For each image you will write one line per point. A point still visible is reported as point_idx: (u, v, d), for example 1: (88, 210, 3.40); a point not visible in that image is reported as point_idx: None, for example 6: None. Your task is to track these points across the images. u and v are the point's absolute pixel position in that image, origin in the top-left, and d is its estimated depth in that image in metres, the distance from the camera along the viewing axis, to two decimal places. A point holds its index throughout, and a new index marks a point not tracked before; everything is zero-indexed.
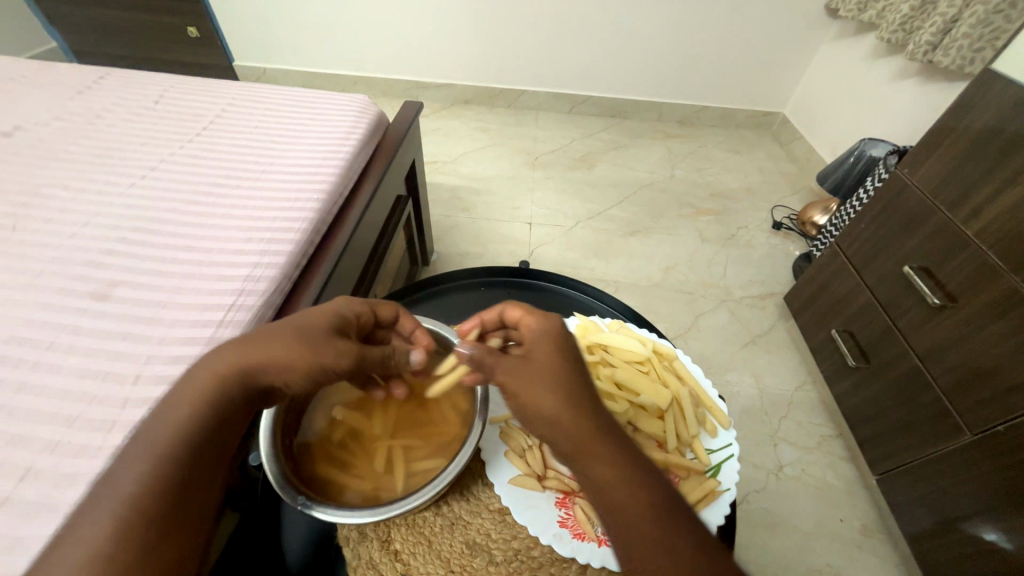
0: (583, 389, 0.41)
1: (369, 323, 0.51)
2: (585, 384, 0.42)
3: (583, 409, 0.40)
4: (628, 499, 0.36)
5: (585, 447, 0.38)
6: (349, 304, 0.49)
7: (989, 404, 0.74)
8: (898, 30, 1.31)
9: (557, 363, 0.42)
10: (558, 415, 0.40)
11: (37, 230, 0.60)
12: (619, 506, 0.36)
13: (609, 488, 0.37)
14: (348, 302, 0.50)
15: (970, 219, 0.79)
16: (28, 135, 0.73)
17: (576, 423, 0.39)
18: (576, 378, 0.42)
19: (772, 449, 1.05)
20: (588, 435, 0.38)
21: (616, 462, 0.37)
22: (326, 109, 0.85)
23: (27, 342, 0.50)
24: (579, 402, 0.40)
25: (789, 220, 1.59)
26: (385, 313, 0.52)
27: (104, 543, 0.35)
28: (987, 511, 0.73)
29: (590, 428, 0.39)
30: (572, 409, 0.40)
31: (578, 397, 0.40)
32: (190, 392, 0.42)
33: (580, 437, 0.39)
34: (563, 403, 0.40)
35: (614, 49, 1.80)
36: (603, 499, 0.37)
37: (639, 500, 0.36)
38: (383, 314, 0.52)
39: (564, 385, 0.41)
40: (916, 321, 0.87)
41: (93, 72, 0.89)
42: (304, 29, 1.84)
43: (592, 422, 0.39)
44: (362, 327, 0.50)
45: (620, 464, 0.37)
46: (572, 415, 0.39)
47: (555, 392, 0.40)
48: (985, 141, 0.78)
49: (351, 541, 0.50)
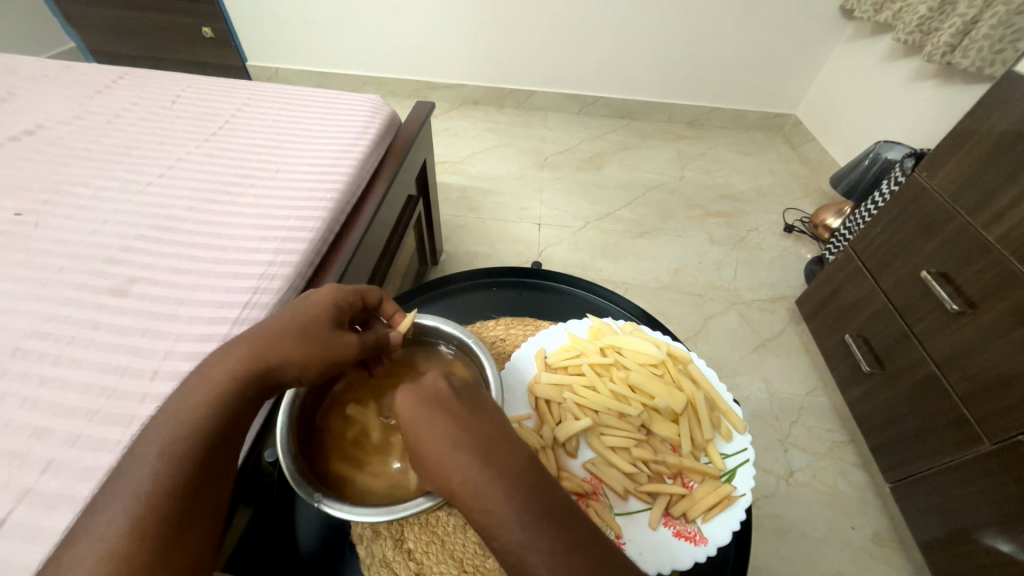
0: (464, 428, 0.37)
1: (359, 310, 0.51)
2: (466, 420, 0.38)
3: (460, 457, 0.36)
4: (517, 550, 0.34)
5: (466, 499, 0.36)
6: (342, 292, 0.48)
7: (1007, 413, 0.72)
8: (915, 31, 1.29)
9: (424, 408, 0.38)
10: (437, 466, 0.37)
11: (58, 227, 0.61)
12: (511, 558, 0.34)
13: (499, 541, 0.35)
14: (341, 289, 0.49)
15: (992, 224, 0.78)
16: (49, 133, 0.74)
17: (457, 473, 0.36)
18: (451, 420, 0.38)
19: (783, 454, 1.04)
20: (466, 488, 0.36)
21: (502, 513, 0.35)
22: (340, 109, 0.85)
23: (48, 336, 0.51)
24: (455, 448, 0.37)
25: (801, 223, 1.58)
26: (372, 301, 0.52)
27: (125, 540, 0.35)
28: (1003, 522, 0.72)
29: (470, 478, 0.36)
30: (451, 460, 0.36)
31: (455, 445, 0.37)
32: (202, 387, 0.41)
33: (461, 489, 0.36)
34: (439, 453, 0.37)
35: (625, 50, 1.80)
36: (497, 549, 0.35)
37: (528, 550, 0.34)
38: (370, 300, 0.52)
39: (439, 431, 0.37)
40: (934, 327, 0.86)
41: (112, 72, 0.90)
42: (317, 29, 1.85)
43: (468, 473, 0.36)
44: (352, 314, 0.50)
45: (502, 515, 0.35)
46: (449, 467, 0.36)
47: (433, 441, 0.37)
48: (1008, 145, 0.77)
49: (365, 539, 0.51)
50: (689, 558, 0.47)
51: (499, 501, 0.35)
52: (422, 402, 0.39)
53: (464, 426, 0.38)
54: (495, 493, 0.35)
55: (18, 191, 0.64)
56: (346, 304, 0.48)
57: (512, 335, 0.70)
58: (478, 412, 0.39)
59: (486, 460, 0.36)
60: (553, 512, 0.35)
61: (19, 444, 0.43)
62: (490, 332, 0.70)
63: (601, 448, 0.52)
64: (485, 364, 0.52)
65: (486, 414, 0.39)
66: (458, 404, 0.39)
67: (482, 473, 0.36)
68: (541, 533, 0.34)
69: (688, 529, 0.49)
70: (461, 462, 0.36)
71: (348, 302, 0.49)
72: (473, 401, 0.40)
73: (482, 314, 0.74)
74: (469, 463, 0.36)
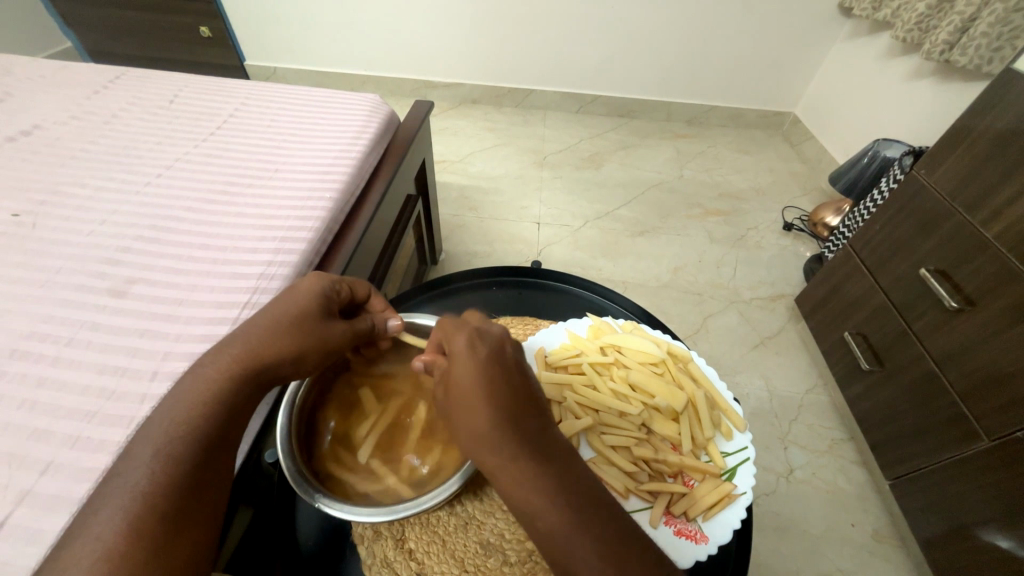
0: (514, 401, 0.39)
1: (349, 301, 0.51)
2: (511, 388, 0.39)
3: (502, 422, 0.37)
4: (548, 518, 0.35)
5: (502, 468, 0.37)
6: (334, 281, 0.49)
7: (1005, 410, 0.73)
8: (913, 29, 1.29)
9: (475, 371, 0.39)
10: (477, 432, 0.38)
11: (57, 227, 0.60)
12: (548, 528, 0.35)
13: (531, 513, 0.35)
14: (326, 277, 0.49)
15: (991, 221, 0.78)
16: (46, 134, 0.74)
17: (497, 438, 0.37)
18: (496, 387, 0.39)
19: (782, 451, 1.04)
20: (506, 455, 0.37)
21: (549, 487, 0.36)
22: (339, 108, 0.85)
23: (47, 338, 0.50)
24: (498, 417, 0.38)
25: (800, 221, 1.58)
26: (360, 294, 0.52)
27: (120, 541, 0.35)
28: (1000, 519, 0.72)
29: (510, 446, 0.37)
30: (491, 426, 0.37)
31: (504, 411, 0.38)
32: (196, 386, 0.41)
33: (500, 456, 0.37)
34: (481, 420, 0.37)
35: (623, 48, 1.80)
36: (525, 521, 0.36)
37: (569, 523, 0.35)
38: (358, 292, 0.52)
39: (491, 402, 0.38)
40: (933, 324, 0.86)
41: (109, 73, 0.89)
42: (314, 29, 1.85)
43: (517, 443, 0.37)
44: (342, 305, 0.50)
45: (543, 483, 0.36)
46: (496, 435, 0.37)
47: (476, 407, 0.38)
48: (1005, 143, 0.77)
49: (365, 538, 0.51)
50: (689, 556, 0.47)
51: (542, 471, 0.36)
52: (474, 365, 0.39)
53: (508, 396, 0.39)
54: (533, 462, 0.36)
55: (16, 192, 0.64)
56: (335, 294, 0.49)
57: (512, 334, 0.69)
58: (520, 382, 0.40)
59: (531, 434, 0.38)
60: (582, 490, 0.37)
61: (19, 446, 0.43)
62: None
63: (601, 447, 0.52)
64: None
65: (528, 387, 0.41)
66: (505, 369, 0.40)
67: (521, 442, 0.37)
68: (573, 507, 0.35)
69: (689, 527, 0.49)
70: (502, 430, 0.37)
71: (337, 291, 0.49)
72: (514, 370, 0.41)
73: (481, 314, 0.74)
74: (511, 433, 0.37)
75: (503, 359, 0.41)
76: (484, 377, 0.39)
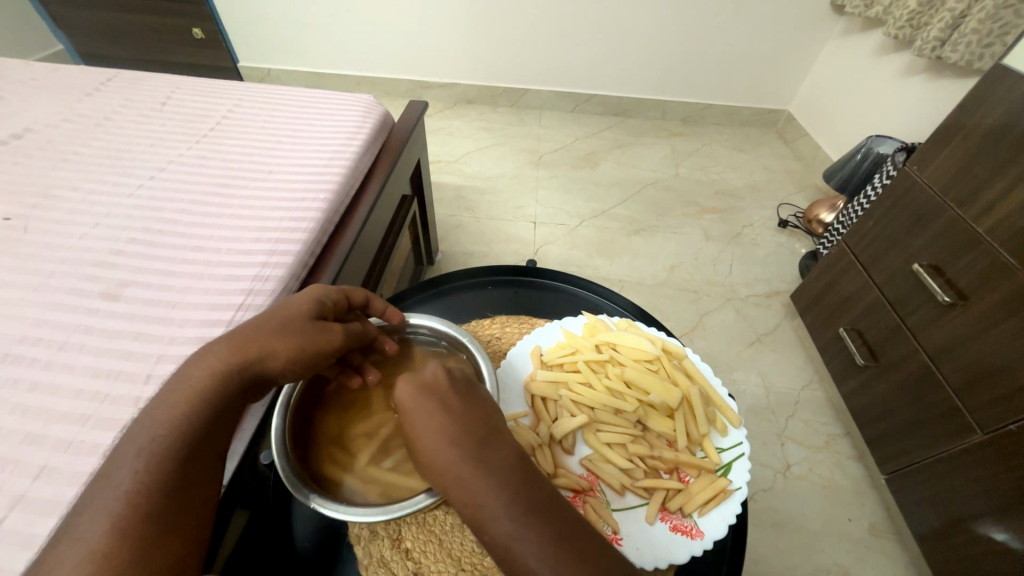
0: (458, 422, 0.38)
1: (346, 307, 0.51)
2: (461, 415, 0.39)
3: (456, 454, 0.37)
4: (517, 548, 0.34)
5: (464, 501, 0.36)
6: (325, 290, 0.49)
7: (999, 403, 0.73)
8: (905, 26, 1.29)
9: (422, 403, 0.39)
10: (431, 461, 0.38)
11: (49, 231, 0.60)
12: (502, 548, 0.35)
13: (503, 545, 0.35)
14: (324, 288, 0.50)
15: (981, 216, 0.79)
16: (38, 137, 0.73)
17: (451, 469, 0.37)
18: (444, 418, 0.39)
19: (779, 447, 1.04)
20: (464, 486, 0.36)
21: (495, 508, 0.35)
22: (332, 109, 0.85)
23: (40, 341, 0.50)
24: (452, 448, 0.37)
25: (795, 218, 1.58)
26: (356, 298, 0.52)
27: (108, 540, 0.35)
28: (996, 511, 0.73)
29: (468, 478, 0.36)
30: (447, 458, 0.37)
31: (447, 435, 0.38)
32: (182, 387, 0.41)
33: (460, 487, 0.36)
34: (437, 453, 0.37)
35: (617, 47, 1.80)
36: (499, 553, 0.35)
37: (519, 543, 0.34)
38: (354, 299, 0.52)
39: (433, 429, 0.38)
40: (927, 319, 0.87)
41: (101, 75, 0.89)
42: (308, 30, 1.85)
43: (461, 466, 0.36)
44: (337, 313, 0.50)
45: (490, 505, 0.35)
46: (441, 460, 0.37)
47: (429, 438, 0.38)
48: (995, 139, 0.77)
49: (362, 538, 0.51)
50: (685, 551, 0.47)
51: (488, 491, 0.35)
52: (419, 397, 0.40)
53: (459, 422, 0.39)
54: (487, 488, 0.36)
55: (7, 195, 0.64)
56: (330, 301, 0.49)
57: (508, 333, 0.70)
58: (470, 408, 0.40)
59: (476, 456, 0.37)
60: (552, 511, 0.36)
61: (13, 450, 0.43)
62: (485, 331, 0.70)
63: (597, 444, 0.52)
64: (481, 363, 0.52)
65: (480, 411, 0.40)
66: (451, 397, 0.40)
67: (474, 467, 0.36)
68: (543, 531, 0.35)
69: (684, 523, 0.49)
70: (456, 461, 0.37)
71: (333, 300, 0.49)
72: (460, 397, 0.41)
73: (476, 313, 0.74)
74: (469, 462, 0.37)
75: (447, 389, 0.41)
76: (431, 409, 0.39)
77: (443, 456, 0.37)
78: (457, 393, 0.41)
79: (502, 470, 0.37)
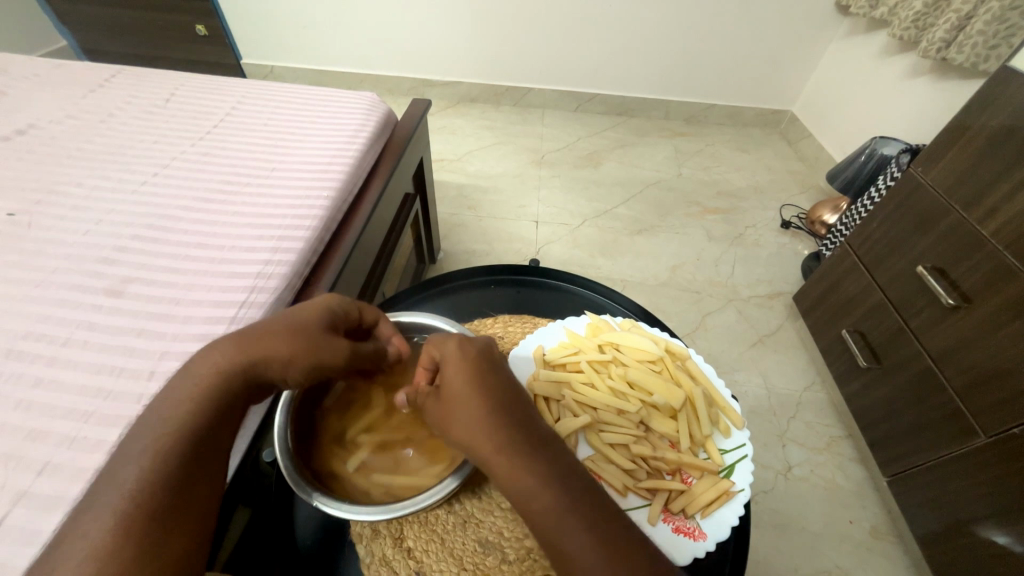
0: (498, 394, 0.41)
1: (357, 322, 0.50)
2: (500, 388, 0.42)
3: (496, 420, 0.40)
4: (554, 513, 0.36)
5: (498, 466, 0.38)
6: (339, 300, 0.49)
7: (1002, 407, 0.73)
8: (910, 27, 1.29)
9: (466, 373, 0.42)
10: (470, 426, 0.40)
11: (52, 227, 0.60)
12: (536, 507, 0.37)
13: (534, 509, 0.37)
14: (337, 297, 0.49)
15: (986, 219, 0.78)
16: (42, 132, 0.73)
17: (492, 432, 0.39)
18: (483, 390, 0.41)
19: (781, 449, 1.04)
20: (498, 453, 0.38)
21: (532, 470, 0.38)
22: (335, 106, 0.85)
23: (43, 337, 0.50)
24: (490, 417, 0.40)
25: (798, 219, 1.58)
26: (369, 316, 0.51)
27: (112, 536, 0.35)
28: (998, 515, 0.73)
29: (503, 445, 0.39)
30: (484, 427, 0.39)
31: (489, 403, 0.41)
32: (189, 385, 0.41)
33: (496, 454, 0.39)
34: (476, 422, 0.40)
35: (620, 46, 1.79)
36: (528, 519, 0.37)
37: (554, 503, 0.37)
38: (366, 316, 0.51)
39: (476, 396, 0.41)
40: (930, 321, 0.86)
41: (105, 71, 0.89)
42: (311, 27, 1.84)
43: (502, 431, 0.39)
44: (348, 325, 0.50)
45: (528, 468, 0.38)
46: (482, 424, 0.40)
47: (465, 408, 0.40)
48: (1000, 141, 0.77)
49: (364, 537, 0.51)
50: (687, 553, 0.47)
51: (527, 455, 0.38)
52: (461, 368, 0.42)
53: (496, 395, 0.41)
54: (525, 452, 0.39)
55: (11, 192, 0.64)
56: (342, 310, 0.48)
57: (510, 333, 0.69)
58: (506, 384, 0.43)
59: (515, 424, 0.40)
60: (579, 482, 0.38)
61: (17, 446, 0.43)
62: (488, 330, 0.70)
63: (599, 445, 0.52)
64: None
65: (513, 390, 0.43)
66: (489, 372, 0.43)
67: (514, 433, 0.39)
68: (572, 500, 0.37)
69: (687, 524, 0.49)
70: (493, 430, 0.39)
71: (345, 310, 0.49)
72: (495, 371, 0.43)
73: (479, 312, 0.74)
74: (506, 431, 0.39)
75: (486, 363, 0.44)
76: (471, 380, 0.42)
77: (484, 421, 0.40)
78: (493, 365, 0.44)
79: (538, 438, 0.40)
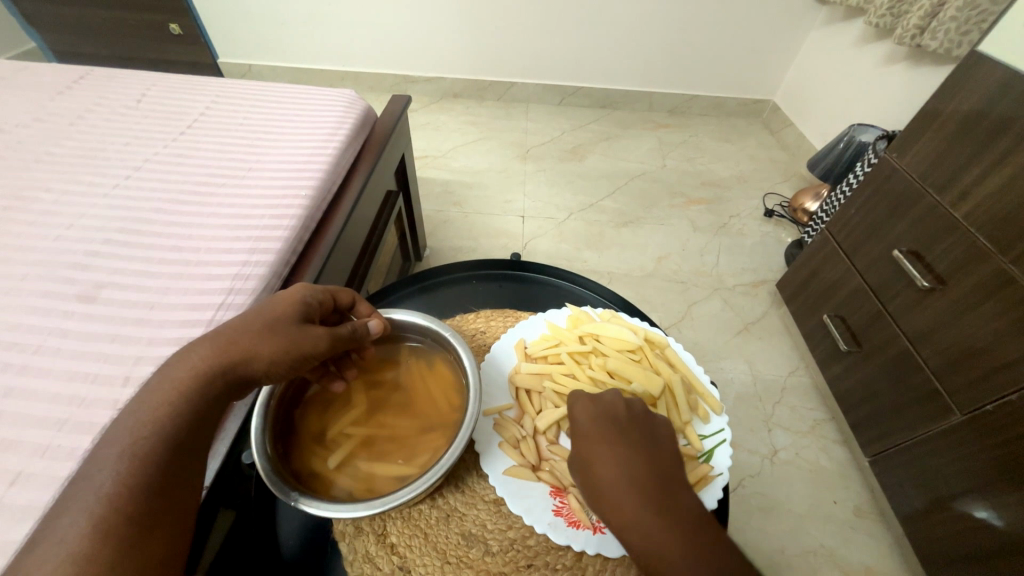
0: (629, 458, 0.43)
1: (331, 309, 0.51)
2: (632, 453, 0.43)
3: (628, 483, 0.41)
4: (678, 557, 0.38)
5: (621, 510, 0.41)
6: (312, 290, 0.48)
7: (978, 384, 0.75)
8: (886, 14, 1.30)
9: (603, 438, 0.45)
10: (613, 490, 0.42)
11: (21, 233, 0.59)
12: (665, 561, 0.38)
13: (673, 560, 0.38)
14: (309, 287, 0.49)
15: (959, 201, 0.80)
16: (8, 136, 0.72)
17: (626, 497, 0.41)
18: (615, 436, 0.44)
19: (767, 434, 1.06)
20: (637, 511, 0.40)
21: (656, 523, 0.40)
22: (313, 104, 0.84)
23: (13, 346, 0.49)
24: (635, 471, 0.42)
25: (781, 208, 1.60)
26: (343, 301, 0.52)
27: (87, 543, 0.34)
28: (976, 490, 0.74)
29: (636, 495, 0.41)
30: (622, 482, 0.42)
31: (625, 472, 0.42)
32: (164, 387, 0.40)
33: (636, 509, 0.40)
34: (616, 482, 0.42)
35: (602, 38, 1.79)
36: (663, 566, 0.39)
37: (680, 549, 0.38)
38: (341, 301, 0.52)
39: (612, 458, 0.43)
40: (907, 303, 0.88)
41: (72, 72, 0.87)
42: (289, 25, 1.81)
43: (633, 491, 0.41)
44: (323, 314, 0.50)
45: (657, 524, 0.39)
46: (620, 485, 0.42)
47: (607, 454, 0.43)
48: (972, 124, 0.78)
49: (347, 535, 0.51)
50: None
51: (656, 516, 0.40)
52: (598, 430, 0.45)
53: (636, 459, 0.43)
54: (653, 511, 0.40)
55: None
56: (316, 301, 0.48)
57: (492, 327, 0.69)
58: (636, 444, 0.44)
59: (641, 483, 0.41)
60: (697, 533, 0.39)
61: None
62: (470, 325, 0.70)
63: None
64: (464, 356, 0.53)
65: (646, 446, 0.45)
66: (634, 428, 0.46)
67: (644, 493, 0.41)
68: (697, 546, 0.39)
69: None
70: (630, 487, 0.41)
71: (318, 301, 0.48)
72: (650, 431, 0.46)
73: (461, 308, 0.74)
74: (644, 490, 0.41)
75: (629, 418, 0.47)
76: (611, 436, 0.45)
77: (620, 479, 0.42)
78: (642, 421, 0.47)
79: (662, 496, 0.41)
